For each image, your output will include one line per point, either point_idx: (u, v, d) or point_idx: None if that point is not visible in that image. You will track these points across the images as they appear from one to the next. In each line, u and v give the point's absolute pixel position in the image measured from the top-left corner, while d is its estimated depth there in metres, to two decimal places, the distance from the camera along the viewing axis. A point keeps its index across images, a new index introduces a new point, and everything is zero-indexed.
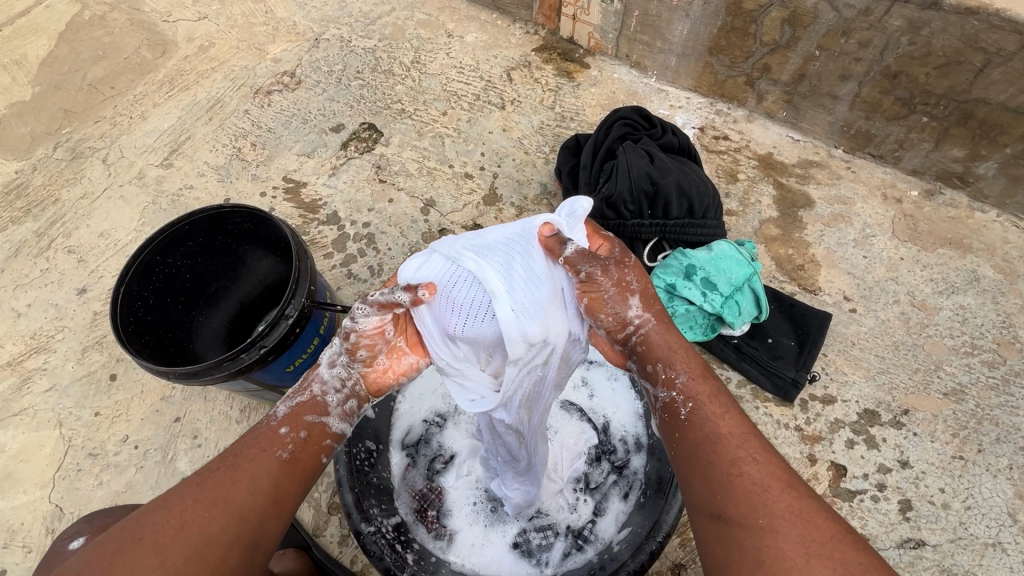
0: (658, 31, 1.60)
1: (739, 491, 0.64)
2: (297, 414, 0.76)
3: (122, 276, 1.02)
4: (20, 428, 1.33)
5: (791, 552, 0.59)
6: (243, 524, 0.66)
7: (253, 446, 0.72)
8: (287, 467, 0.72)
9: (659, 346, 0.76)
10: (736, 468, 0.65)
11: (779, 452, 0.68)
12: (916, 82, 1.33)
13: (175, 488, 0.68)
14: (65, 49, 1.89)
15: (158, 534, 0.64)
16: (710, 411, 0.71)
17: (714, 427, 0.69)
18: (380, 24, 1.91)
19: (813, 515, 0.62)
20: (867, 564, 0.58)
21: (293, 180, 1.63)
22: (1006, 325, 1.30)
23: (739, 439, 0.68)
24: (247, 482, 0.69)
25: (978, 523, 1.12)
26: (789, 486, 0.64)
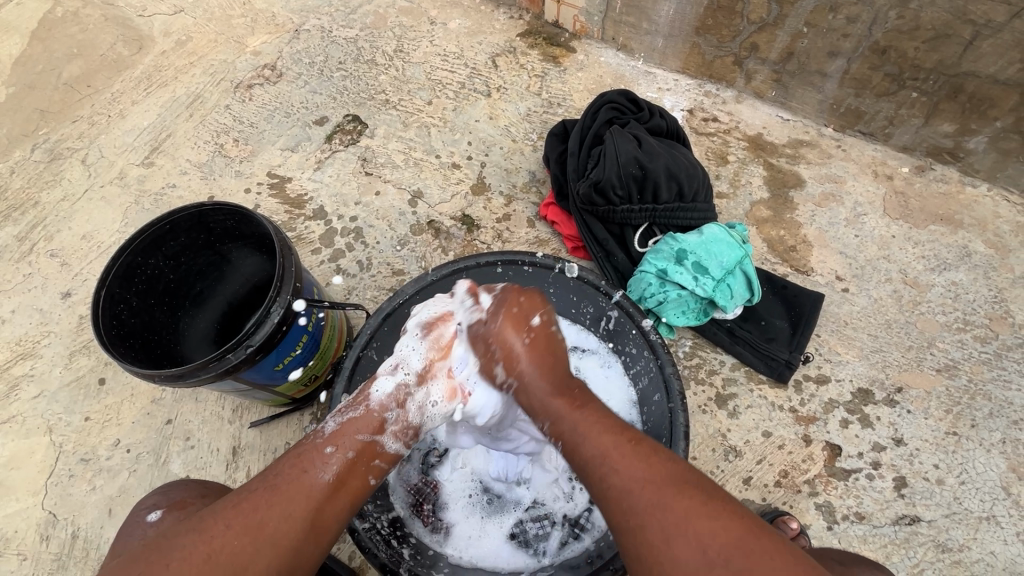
0: (644, 12, 1.57)
1: (611, 500, 0.75)
2: (344, 433, 0.85)
3: (102, 278, 0.99)
4: (9, 436, 1.31)
5: (656, 539, 0.69)
6: (279, 550, 0.74)
7: (294, 470, 0.80)
8: (322, 493, 0.79)
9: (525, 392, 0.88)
10: (606, 483, 0.76)
11: (640, 448, 0.77)
12: (905, 57, 1.31)
13: (216, 506, 0.77)
14: (38, 47, 1.85)
15: (187, 559, 0.71)
16: (576, 439, 0.80)
17: (583, 446, 0.79)
18: (361, 13, 1.87)
19: (666, 502, 0.71)
20: (715, 530, 0.68)
21: (278, 176, 1.61)
22: (997, 300, 1.30)
23: (602, 453, 0.77)
24: (281, 509, 0.76)
25: (973, 498, 1.12)
26: (649, 481, 0.73)
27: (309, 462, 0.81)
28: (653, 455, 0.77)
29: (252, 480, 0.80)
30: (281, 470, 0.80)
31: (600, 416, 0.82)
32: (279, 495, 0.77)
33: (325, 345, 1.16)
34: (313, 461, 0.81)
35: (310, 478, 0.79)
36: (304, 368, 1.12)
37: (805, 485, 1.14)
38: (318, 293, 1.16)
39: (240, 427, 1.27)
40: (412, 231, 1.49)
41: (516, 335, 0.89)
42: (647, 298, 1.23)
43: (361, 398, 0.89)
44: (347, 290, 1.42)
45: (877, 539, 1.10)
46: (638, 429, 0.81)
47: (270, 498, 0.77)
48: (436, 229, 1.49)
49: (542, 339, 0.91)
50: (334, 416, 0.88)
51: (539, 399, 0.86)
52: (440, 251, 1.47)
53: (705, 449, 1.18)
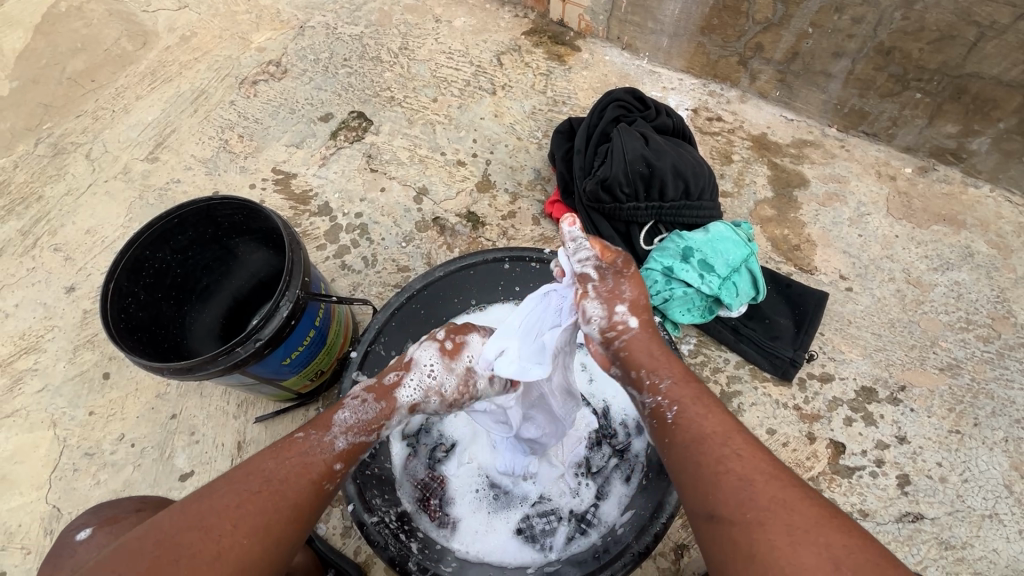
0: (650, 11, 1.58)
1: (721, 490, 0.68)
2: (353, 450, 0.84)
3: (111, 271, 0.99)
4: (13, 430, 1.31)
5: (778, 541, 0.62)
6: (281, 553, 0.73)
7: (299, 474, 0.78)
8: (325, 502, 0.80)
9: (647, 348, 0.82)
10: (722, 467, 0.69)
11: (763, 447, 0.72)
12: (909, 58, 1.32)
13: (212, 502, 0.71)
14: (42, 42, 1.84)
15: (191, 561, 0.67)
16: (692, 412, 0.76)
17: (698, 427, 0.74)
18: (366, 10, 1.87)
19: (796, 503, 0.65)
20: (851, 546, 0.60)
21: (283, 172, 1.61)
22: (1000, 300, 1.31)
23: (722, 437, 0.73)
24: (291, 512, 0.75)
25: (975, 496, 1.13)
26: (772, 478, 0.67)
27: (315, 469, 0.79)
28: (778, 460, 0.71)
29: (246, 475, 0.75)
30: (283, 472, 0.77)
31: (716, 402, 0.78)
32: (286, 498, 0.75)
33: (332, 340, 1.16)
34: (321, 472, 0.80)
35: (318, 487, 0.79)
36: (310, 363, 1.12)
37: (809, 482, 1.15)
38: (325, 289, 1.16)
39: (245, 422, 1.27)
40: (418, 228, 1.49)
41: (641, 286, 0.85)
42: (653, 295, 1.23)
43: (378, 423, 0.86)
44: (352, 286, 1.42)
45: (881, 536, 1.11)
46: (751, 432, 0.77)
47: (277, 501, 0.74)
48: (441, 226, 1.49)
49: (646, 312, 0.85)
50: (345, 432, 0.84)
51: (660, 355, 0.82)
52: (445, 248, 1.47)
53: None
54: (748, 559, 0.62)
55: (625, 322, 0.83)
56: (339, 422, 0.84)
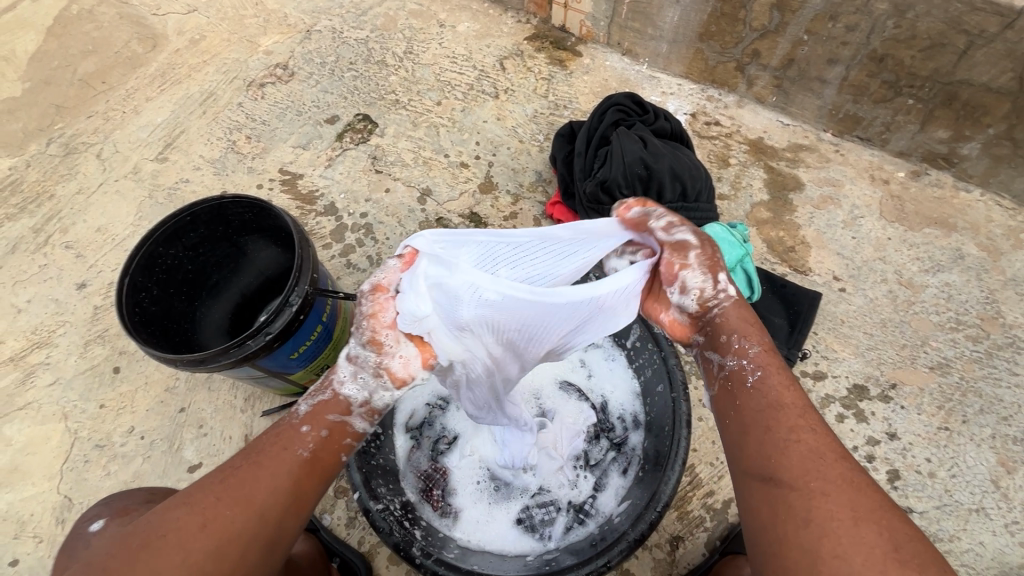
0: (649, 18, 1.62)
1: (789, 458, 0.69)
2: (319, 412, 0.81)
3: (126, 267, 1.03)
4: (26, 422, 1.34)
5: (839, 514, 0.64)
6: (265, 520, 0.73)
7: (274, 445, 0.78)
8: (301, 464, 0.78)
9: (733, 329, 0.82)
10: (794, 437, 0.71)
11: (829, 427, 0.73)
12: (902, 65, 1.36)
13: (201, 482, 0.76)
14: (54, 44, 1.88)
15: (177, 532, 0.71)
16: (776, 387, 0.76)
17: (774, 397, 0.75)
18: (372, 15, 1.91)
19: (862, 486, 0.66)
20: (910, 533, 0.62)
21: (290, 172, 1.64)
22: (989, 301, 1.34)
23: (797, 411, 0.74)
24: (265, 479, 0.75)
25: (963, 491, 1.16)
26: (840, 461, 0.69)
27: (286, 439, 0.79)
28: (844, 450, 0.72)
29: (232, 457, 0.79)
30: (262, 445, 0.78)
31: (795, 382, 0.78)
32: (263, 468, 0.76)
33: (337, 336, 1.19)
34: (292, 437, 0.79)
35: (290, 452, 0.78)
36: (317, 358, 1.16)
37: None
38: (331, 286, 1.19)
39: (252, 416, 1.30)
40: (421, 228, 1.53)
41: (712, 289, 0.84)
42: None
43: (329, 382, 0.84)
44: (357, 284, 1.45)
45: None
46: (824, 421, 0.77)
47: (253, 472, 0.75)
48: (445, 226, 1.53)
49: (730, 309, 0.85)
50: (307, 399, 0.83)
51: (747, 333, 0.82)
52: None
53: (706, 441, 1.21)
54: (792, 532, 0.65)
55: (686, 296, 0.85)
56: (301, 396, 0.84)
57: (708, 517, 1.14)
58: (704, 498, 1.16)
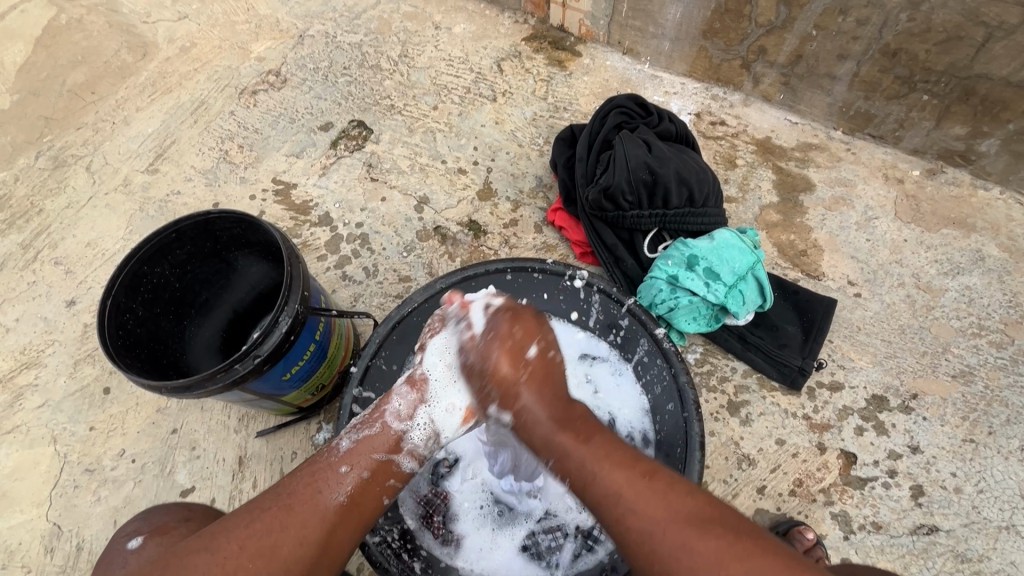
0: (651, 15, 1.56)
1: (638, 549, 0.72)
2: (360, 452, 0.84)
3: (108, 288, 0.98)
4: (13, 446, 1.30)
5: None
6: (290, 574, 0.74)
7: (305, 489, 0.80)
8: (331, 517, 0.79)
9: (528, 421, 0.83)
10: (625, 527, 0.73)
11: (660, 478, 0.76)
12: (916, 59, 1.30)
13: (228, 523, 0.76)
14: (43, 54, 1.84)
15: None
16: (584, 476, 0.78)
17: (586, 475, 0.77)
18: (365, 18, 1.86)
19: (694, 545, 0.69)
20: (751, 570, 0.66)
21: (283, 182, 1.60)
22: (1012, 305, 1.29)
23: (616, 496, 0.75)
24: (296, 530, 0.76)
25: (991, 507, 1.10)
26: (669, 521, 0.71)
27: (323, 482, 0.80)
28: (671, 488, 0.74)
29: (260, 496, 0.80)
30: (292, 488, 0.80)
31: (609, 447, 0.80)
32: (292, 515, 0.77)
33: (332, 354, 1.15)
34: (327, 479, 0.81)
35: (324, 498, 0.79)
36: (311, 377, 1.11)
37: (820, 494, 1.12)
38: (325, 302, 1.15)
39: (246, 437, 1.26)
40: (419, 237, 1.48)
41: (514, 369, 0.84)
42: (657, 304, 1.21)
43: (378, 414, 0.88)
44: (354, 297, 1.41)
45: (894, 549, 1.08)
46: (652, 462, 0.79)
47: (282, 519, 0.76)
48: (443, 235, 1.48)
49: (540, 370, 0.85)
50: (348, 434, 0.86)
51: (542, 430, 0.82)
52: (446, 257, 1.45)
53: (719, 457, 1.16)
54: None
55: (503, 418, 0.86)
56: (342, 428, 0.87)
57: None
58: None
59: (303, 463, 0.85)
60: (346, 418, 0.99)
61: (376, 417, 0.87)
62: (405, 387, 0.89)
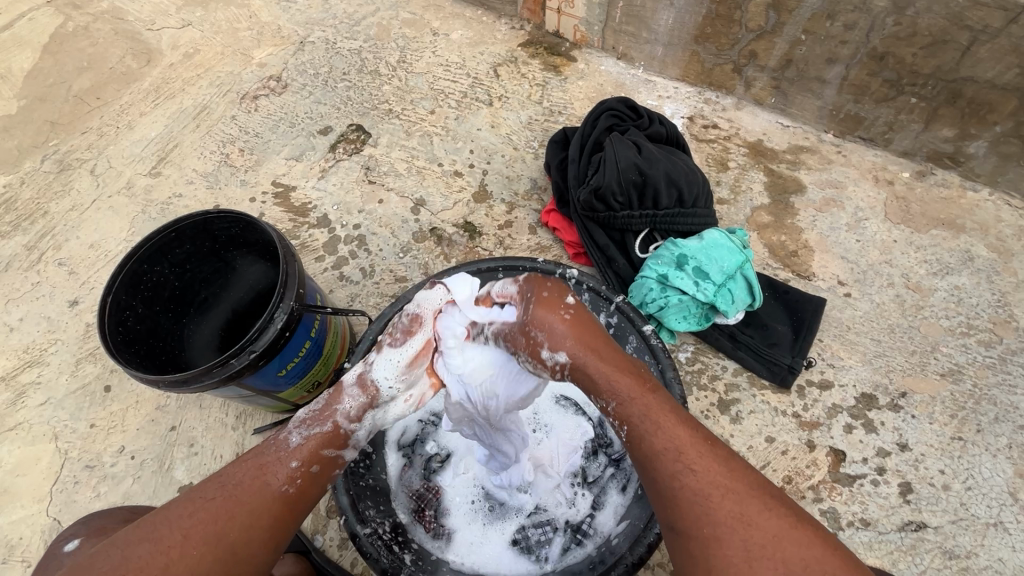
0: (643, 21, 1.59)
1: (683, 508, 0.69)
2: (311, 448, 0.81)
3: (109, 285, 1.01)
4: (16, 443, 1.32)
5: (734, 556, 0.65)
6: (235, 560, 0.73)
7: (252, 481, 0.77)
8: (282, 507, 0.78)
9: (588, 373, 0.77)
10: (678, 485, 0.70)
11: (728, 455, 0.72)
12: (903, 63, 1.32)
13: (172, 511, 0.74)
14: (50, 61, 1.89)
15: (146, 567, 0.70)
16: (644, 427, 0.74)
17: (649, 442, 0.73)
18: (365, 25, 1.90)
19: (755, 518, 0.67)
20: (808, 559, 0.64)
21: (283, 185, 1.63)
22: (1001, 305, 1.30)
23: (676, 455, 0.71)
24: (243, 519, 0.75)
25: (979, 504, 1.11)
26: (732, 490, 0.68)
27: (271, 475, 0.78)
28: (736, 463, 0.71)
29: (206, 484, 0.77)
30: (238, 480, 0.77)
31: (672, 409, 0.75)
32: (237, 506, 0.75)
33: (328, 352, 1.17)
34: (276, 475, 0.78)
35: (272, 490, 0.77)
36: (306, 375, 1.13)
37: (809, 491, 1.13)
38: (321, 300, 1.17)
39: (243, 434, 1.28)
40: (415, 239, 1.50)
41: (553, 314, 0.79)
42: (648, 303, 1.23)
43: (330, 412, 0.83)
44: (350, 297, 1.43)
45: (883, 545, 1.09)
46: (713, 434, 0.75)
47: (228, 508, 0.75)
48: (439, 236, 1.50)
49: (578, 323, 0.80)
50: (298, 428, 0.82)
51: (603, 373, 0.77)
52: (442, 258, 1.47)
53: None
54: (704, 575, 0.67)
55: (556, 360, 0.78)
56: (293, 419, 0.82)
57: None
58: None
59: (251, 450, 0.81)
60: None
61: (326, 416, 0.82)
62: (354, 388, 0.84)
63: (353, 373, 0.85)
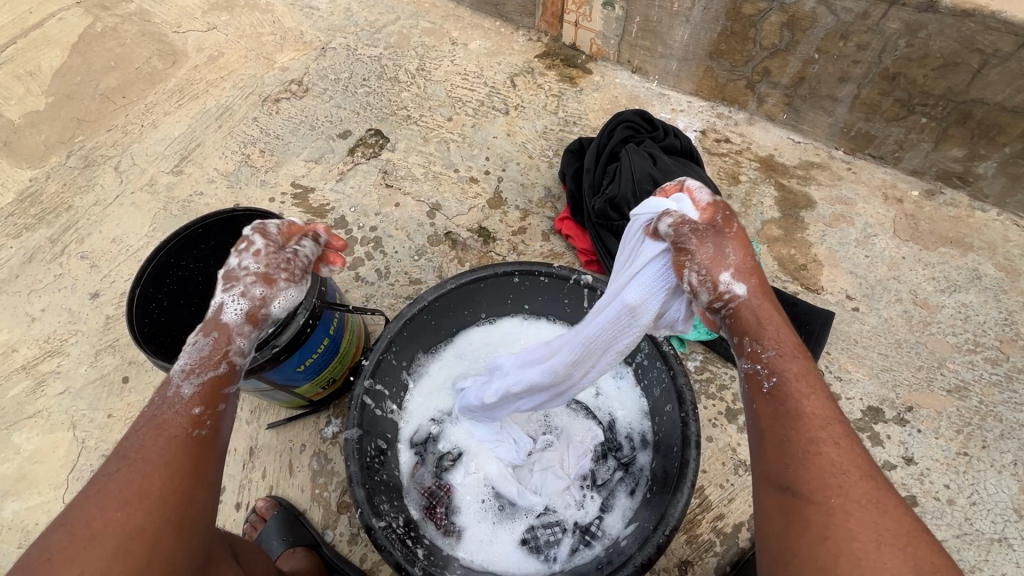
0: (659, 36, 1.63)
1: (813, 472, 0.67)
2: (210, 392, 0.79)
3: (137, 277, 1.04)
4: (34, 431, 1.35)
5: (861, 535, 0.62)
6: (169, 506, 0.69)
7: (155, 439, 0.73)
8: (200, 455, 0.74)
9: (758, 315, 0.75)
10: (814, 448, 0.68)
11: (861, 441, 0.70)
12: (914, 84, 1.35)
13: (79, 497, 0.69)
14: (78, 60, 1.94)
15: (70, 545, 0.64)
16: (795, 390, 0.72)
17: (797, 406, 0.71)
18: (385, 33, 1.95)
19: (887, 505, 0.64)
20: (938, 561, 0.60)
21: (302, 186, 1.66)
22: (1008, 323, 1.31)
23: (822, 421, 0.70)
24: (158, 469, 0.71)
25: (984, 519, 1.12)
26: (870, 474, 0.66)
27: (174, 426, 0.75)
28: (870, 456, 0.70)
29: (101, 464, 0.72)
30: (141, 441, 0.73)
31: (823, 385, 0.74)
32: (154, 461, 0.71)
33: (345, 349, 1.19)
34: (183, 427, 0.75)
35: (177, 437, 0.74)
36: (323, 371, 1.16)
37: None
38: (339, 298, 1.20)
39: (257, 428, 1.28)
40: (430, 242, 1.53)
41: (743, 252, 0.77)
42: None
43: (222, 352, 0.82)
44: (366, 297, 1.46)
45: None
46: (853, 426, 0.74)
47: (135, 465, 0.71)
48: (453, 241, 1.53)
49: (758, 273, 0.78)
50: (186, 378, 0.79)
51: (771, 326, 0.75)
52: (456, 261, 1.50)
53: (715, 462, 1.19)
54: (820, 539, 0.63)
55: (731, 292, 0.76)
56: (175, 372, 0.79)
57: (717, 541, 1.12)
58: (714, 521, 1.14)
59: (141, 420, 0.76)
60: (357, 408, 0.99)
61: (221, 358, 0.81)
62: (244, 323, 0.84)
63: (240, 313, 0.84)
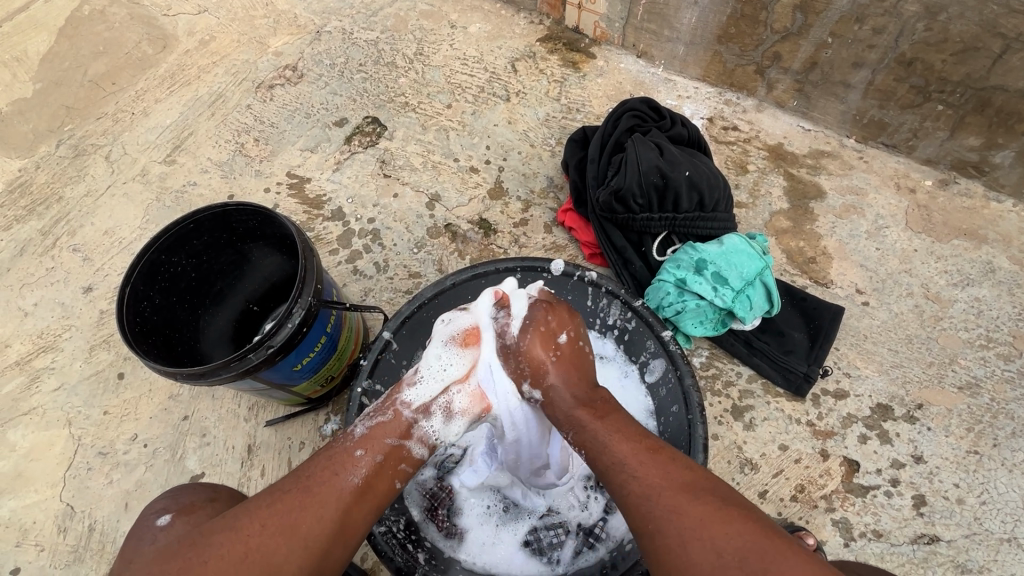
0: (666, 19, 1.57)
1: (636, 510, 0.74)
2: (373, 437, 0.84)
3: (128, 276, 1.01)
4: (30, 427, 1.33)
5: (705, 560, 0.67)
6: (310, 550, 0.74)
7: (325, 473, 0.80)
8: (351, 501, 0.79)
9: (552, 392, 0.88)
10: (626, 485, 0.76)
11: (672, 471, 0.76)
12: (932, 69, 1.30)
13: (252, 503, 0.77)
14: (66, 45, 1.88)
15: (222, 558, 0.72)
16: (595, 438, 0.81)
17: (604, 447, 0.80)
18: (382, 15, 1.88)
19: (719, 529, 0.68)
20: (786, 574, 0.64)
21: (297, 176, 1.62)
22: (1021, 317, 1.28)
23: (621, 460, 0.78)
24: (314, 509, 0.76)
25: (993, 518, 1.11)
26: (676, 500, 0.72)
27: (340, 465, 0.81)
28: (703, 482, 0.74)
29: (282, 481, 0.80)
30: (318, 476, 0.79)
31: (622, 426, 0.82)
32: (313, 498, 0.77)
33: (342, 347, 1.17)
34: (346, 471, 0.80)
35: (339, 480, 0.79)
36: (321, 369, 1.13)
37: (821, 501, 1.13)
38: (337, 295, 1.16)
39: (256, 426, 1.28)
40: (429, 234, 1.50)
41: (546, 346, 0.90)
42: (664, 307, 1.23)
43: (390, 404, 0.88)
44: (363, 292, 1.43)
45: (895, 557, 1.09)
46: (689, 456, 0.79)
47: (302, 499, 0.77)
48: (454, 232, 1.49)
49: (566, 359, 0.91)
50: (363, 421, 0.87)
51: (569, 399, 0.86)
52: (456, 254, 1.47)
53: (721, 461, 1.17)
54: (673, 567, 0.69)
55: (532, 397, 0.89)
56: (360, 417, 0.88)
57: None
58: None
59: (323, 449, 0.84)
60: (354, 409, 1.01)
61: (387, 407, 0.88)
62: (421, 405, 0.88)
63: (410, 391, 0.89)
